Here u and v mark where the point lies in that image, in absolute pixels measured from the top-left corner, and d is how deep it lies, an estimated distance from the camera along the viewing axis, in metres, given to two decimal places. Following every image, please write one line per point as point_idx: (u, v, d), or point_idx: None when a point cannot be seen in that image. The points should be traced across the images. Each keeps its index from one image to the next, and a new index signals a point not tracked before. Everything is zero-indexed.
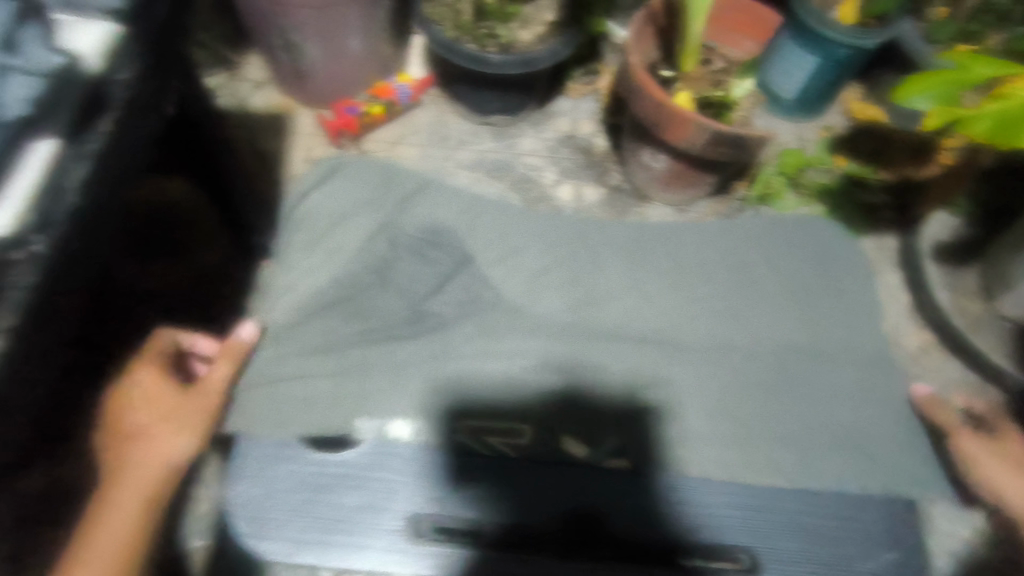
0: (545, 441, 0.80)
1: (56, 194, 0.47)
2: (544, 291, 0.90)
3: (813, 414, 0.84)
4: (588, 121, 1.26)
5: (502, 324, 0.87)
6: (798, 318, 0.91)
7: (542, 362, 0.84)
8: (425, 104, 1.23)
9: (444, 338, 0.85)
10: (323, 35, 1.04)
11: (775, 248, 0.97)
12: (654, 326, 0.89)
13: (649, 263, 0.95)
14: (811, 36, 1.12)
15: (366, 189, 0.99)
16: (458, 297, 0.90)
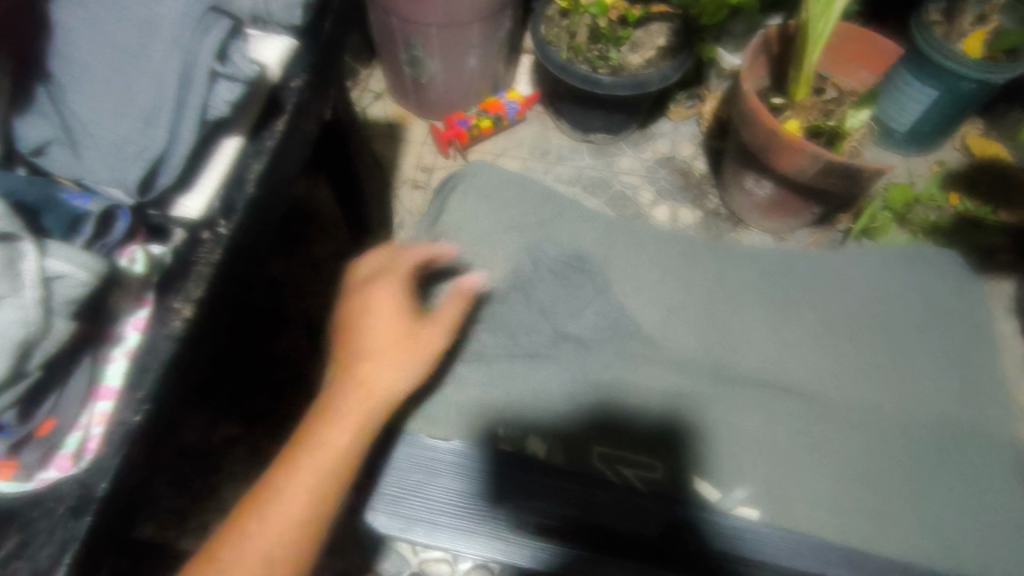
0: (679, 480, 0.81)
1: (238, 184, 0.57)
2: (681, 327, 0.92)
3: (957, 492, 0.82)
4: (687, 143, 1.28)
5: (640, 356, 0.89)
6: (945, 387, 0.89)
7: (678, 399, 0.86)
8: (530, 120, 1.30)
9: (585, 363, 0.87)
10: (447, 52, 1.12)
11: (917, 309, 0.95)
12: (778, 377, 0.89)
13: (784, 311, 0.95)
14: (933, 68, 1.09)
15: (517, 206, 1.03)
16: (596, 322, 0.91)
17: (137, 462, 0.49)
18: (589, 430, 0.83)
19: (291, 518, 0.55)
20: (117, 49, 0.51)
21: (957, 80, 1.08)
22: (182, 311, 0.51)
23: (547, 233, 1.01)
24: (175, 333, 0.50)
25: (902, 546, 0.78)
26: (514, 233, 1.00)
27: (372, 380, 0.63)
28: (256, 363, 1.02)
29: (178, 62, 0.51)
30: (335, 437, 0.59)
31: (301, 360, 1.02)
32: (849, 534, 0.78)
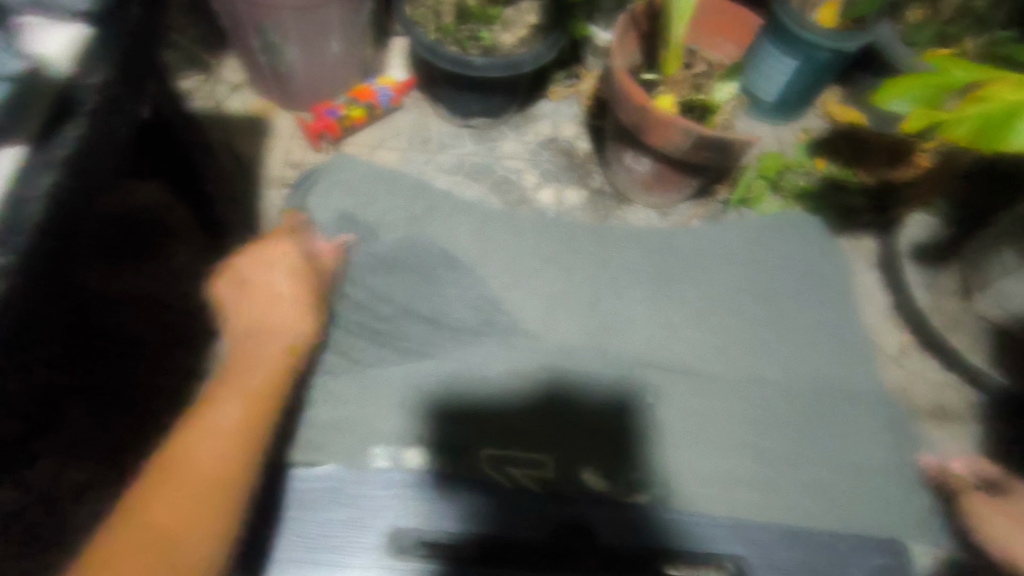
0: (565, 474, 0.78)
1: (20, 204, 0.47)
2: (564, 315, 0.91)
3: (832, 451, 0.85)
4: (569, 123, 1.26)
5: (522, 346, 0.87)
6: (818, 352, 0.93)
7: (562, 382, 0.84)
8: (406, 107, 1.24)
9: (464, 355, 0.85)
10: (303, 37, 1.03)
11: (785, 282, 0.98)
12: (670, 354, 0.90)
13: (673, 288, 0.95)
14: (791, 39, 1.13)
15: (387, 207, 0.98)
16: (472, 316, 0.90)
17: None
18: (511, 418, 0.81)
19: (212, 452, 0.54)
20: None
21: (815, 49, 1.12)
22: None
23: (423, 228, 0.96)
24: None
25: (775, 511, 0.80)
26: (371, 241, 0.95)
27: (268, 342, 0.65)
28: (104, 392, 0.92)
29: None
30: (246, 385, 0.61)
31: (160, 386, 0.93)
32: (727, 505, 0.80)
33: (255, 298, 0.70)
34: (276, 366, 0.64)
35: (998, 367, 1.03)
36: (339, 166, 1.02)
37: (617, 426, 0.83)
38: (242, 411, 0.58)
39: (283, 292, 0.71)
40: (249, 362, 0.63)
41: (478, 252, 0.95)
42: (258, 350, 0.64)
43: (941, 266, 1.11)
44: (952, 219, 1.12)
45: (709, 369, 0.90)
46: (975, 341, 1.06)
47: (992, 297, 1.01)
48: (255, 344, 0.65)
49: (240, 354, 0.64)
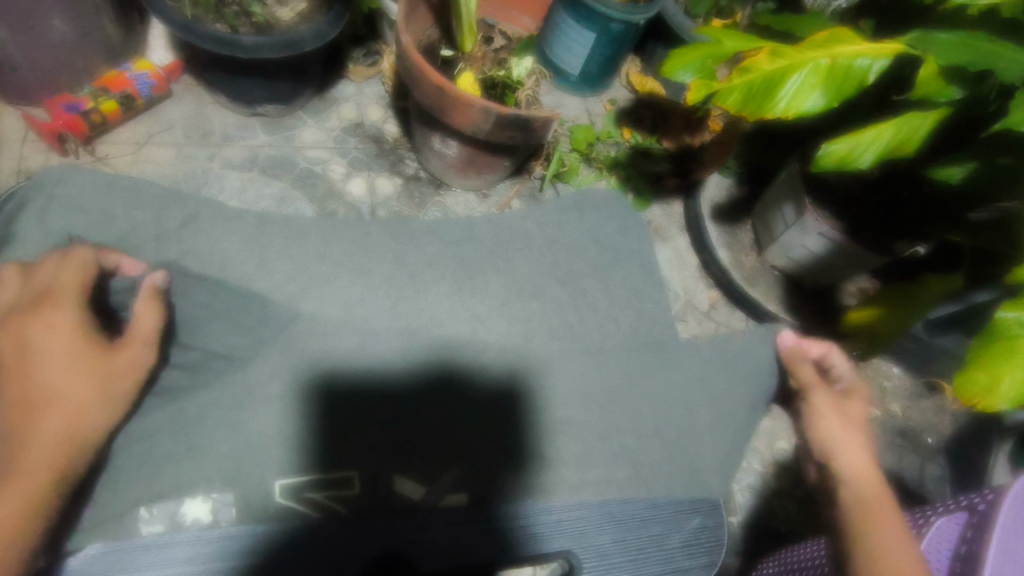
0: (377, 487, 0.67)
1: None
2: (363, 322, 0.72)
3: (669, 438, 0.75)
4: (375, 106, 1.17)
5: (314, 357, 0.68)
6: (633, 318, 0.83)
7: (405, 352, 0.71)
8: (178, 95, 1.07)
9: (287, 349, 0.68)
10: (11, 15, 0.83)
11: (627, 262, 0.87)
12: (537, 320, 0.79)
13: (532, 262, 0.83)
14: (585, 11, 1.13)
15: (131, 222, 0.76)
16: (243, 334, 0.69)
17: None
18: (378, 418, 0.69)
19: None
20: None
21: (608, 21, 1.13)
22: None
23: (182, 244, 0.75)
24: None
25: (630, 489, 0.72)
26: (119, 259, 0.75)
27: (49, 427, 0.58)
28: None
29: None
30: (23, 479, 0.56)
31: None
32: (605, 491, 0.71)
33: (33, 383, 0.60)
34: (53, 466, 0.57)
35: (793, 312, 1.14)
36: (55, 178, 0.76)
37: (514, 417, 0.73)
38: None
39: (65, 375, 0.60)
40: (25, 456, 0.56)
41: (253, 265, 0.74)
42: (29, 455, 0.56)
43: (737, 224, 1.20)
44: (740, 178, 1.23)
45: (593, 350, 0.78)
46: (771, 289, 1.15)
47: (779, 248, 1.11)
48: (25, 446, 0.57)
49: (15, 432, 0.58)
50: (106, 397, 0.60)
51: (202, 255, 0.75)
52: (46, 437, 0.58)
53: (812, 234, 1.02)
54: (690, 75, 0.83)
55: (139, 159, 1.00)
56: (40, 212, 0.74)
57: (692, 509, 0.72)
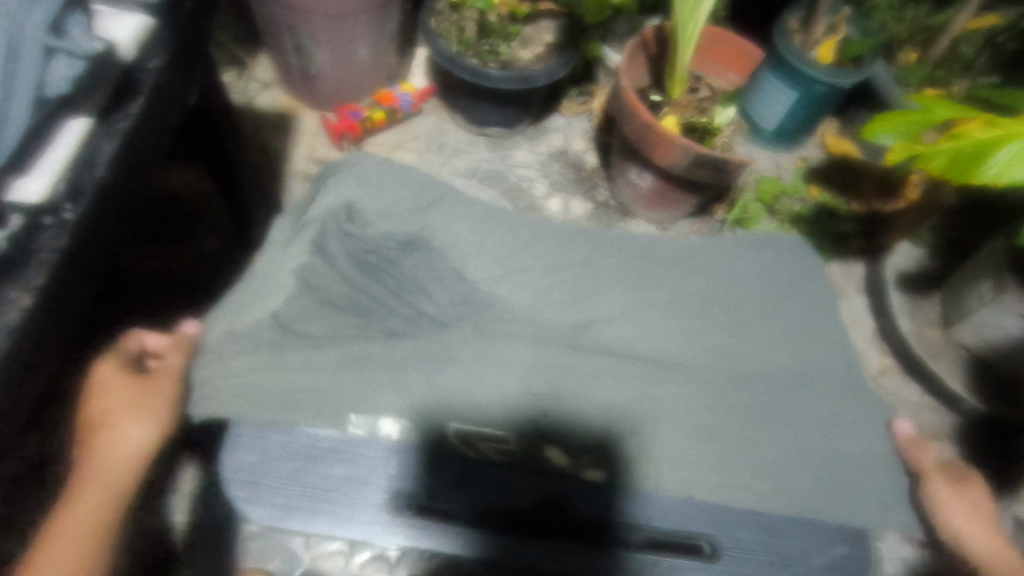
0: (534, 451, 0.73)
1: (88, 166, 0.54)
2: (545, 311, 0.83)
3: (803, 467, 0.76)
4: (579, 138, 1.33)
5: (500, 330, 0.80)
6: (772, 344, 0.84)
7: (550, 342, 0.79)
8: (426, 112, 1.30)
9: (445, 341, 0.78)
10: (334, 41, 1.10)
11: (782, 286, 0.89)
12: (681, 341, 0.82)
13: (685, 284, 0.87)
14: (790, 72, 1.20)
15: (394, 190, 0.88)
16: (452, 297, 0.82)
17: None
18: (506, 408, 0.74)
19: None
20: None
21: (812, 83, 1.19)
22: (20, 300, 0.48)
23: (426, 218, 0.86)
24: (12, 325, 0.47)
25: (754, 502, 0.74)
26: (372, 223, 0.84)
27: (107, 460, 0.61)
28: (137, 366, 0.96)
29: (5, 33, 0.47)
30: (103, 479, 0.60)
31: None
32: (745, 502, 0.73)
33: (124, 435, 0.63)
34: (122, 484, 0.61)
35: (977, 395, 1.08)
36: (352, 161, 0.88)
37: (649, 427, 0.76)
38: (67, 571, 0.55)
39: (111, 401, 0.64)
40: (89, 475, 0.60)
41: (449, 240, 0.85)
42: (95, 471, 0.60)
43: (924, 296, 1.16)
44: (937, 250, 1.19)
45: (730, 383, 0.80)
46: (955, 369, 1.10)
47: (970, 327, 1.06)
48: (92, 463, 0.61)
49: (111, 464, 0.61)
50: (145, 410, 0.64)
51: (441, 235, 0.86)
52: (109, 460, 0.61)
53: (1011, 316, 0.97)
54: (893, 138, 0.88)
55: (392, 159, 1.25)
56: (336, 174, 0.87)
57: (838, 537, 0.74)
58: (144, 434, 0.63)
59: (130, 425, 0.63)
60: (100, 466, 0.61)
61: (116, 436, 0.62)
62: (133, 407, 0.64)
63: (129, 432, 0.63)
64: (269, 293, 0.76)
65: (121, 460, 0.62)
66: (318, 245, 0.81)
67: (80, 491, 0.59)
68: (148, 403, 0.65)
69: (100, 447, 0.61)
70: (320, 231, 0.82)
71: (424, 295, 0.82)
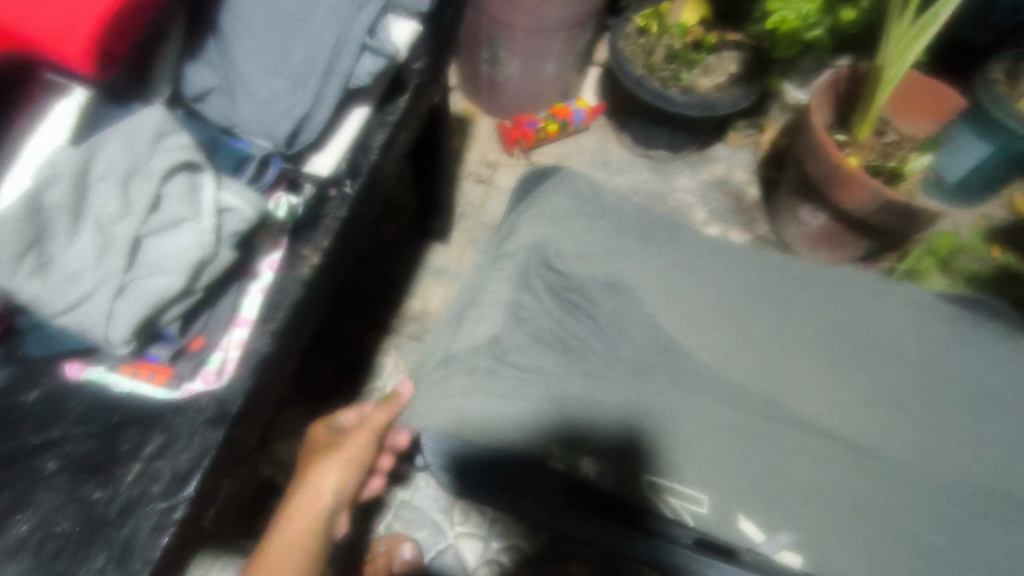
0: (622, 479, 0.68)
1: (364, 149, 0.62)
2: (699, 333, 0.76)
3: (923, 543, 0.68)
4: (743, 170, 1.32)
5: (614, 340, 0.76)
6: (923, 406, 0.75)
7: (660, 363, 0.75)
8: (593, 129, 1.35)
9: (578, 351, 0.75)
10: (527, 56, 1.17)
11: (919, 342, 0.79)
12: (766, 370, 0.76)
13: (795, 317, 0.79)
14: (993, 125, 1.12)
15: (589, 231, 0.81)
16: (615, 304, 0.77)
17: (244, 418, 0.50)
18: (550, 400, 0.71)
19: None
20: (284, 14, 0.56)
21: (1016, 138, 1.11)
22: (309, 259, 0.55)
23: (616, 265, 0.79)
24: (303, 277, 0.54)
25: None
26: (587, 258, 0.79)
27: (306, 494, 0.63)
28: (337, 338, 1.06)
29: (335, 35, 0.56)
30: (307, 510, 0.63)
31: (378, 332, 1.08)
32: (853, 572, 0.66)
33: (321, 478, 0.64)
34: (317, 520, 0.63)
35: None
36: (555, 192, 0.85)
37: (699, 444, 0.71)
38: None
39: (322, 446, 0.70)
40: (296, 507, 0.63)
41: (633, 270, 0.79)
42: (301, 503, 0.63)
43: None
44: None
45: (807, 423, 0.73)
46: None
47: None
48: (299, 497, 0.63)
49: (313, 499, 0.63)
50: (348, 460, 0.66)
51: (637, 283, 0.78)
52: (309, 498, 0.63)
53: None
54: None
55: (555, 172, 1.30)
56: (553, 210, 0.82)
57: None
58: (337, 480, 0.65)
59: (328, 470, 0.65)
60: (308, 500, 0.63)
61: (317, 479, 0.64)
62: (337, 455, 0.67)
63: (327, 478, 0.65)
64: (477, 319, 0.75)
65: (320, 504, 0.63)
66: (533, 276, 0.79)
67: (280, 532, 0.61)
68: (344, 452, 0.67)
69: (303, 492, 0.64)
70: (535, 265, 0.79)
71: (622, 327, 0.76)
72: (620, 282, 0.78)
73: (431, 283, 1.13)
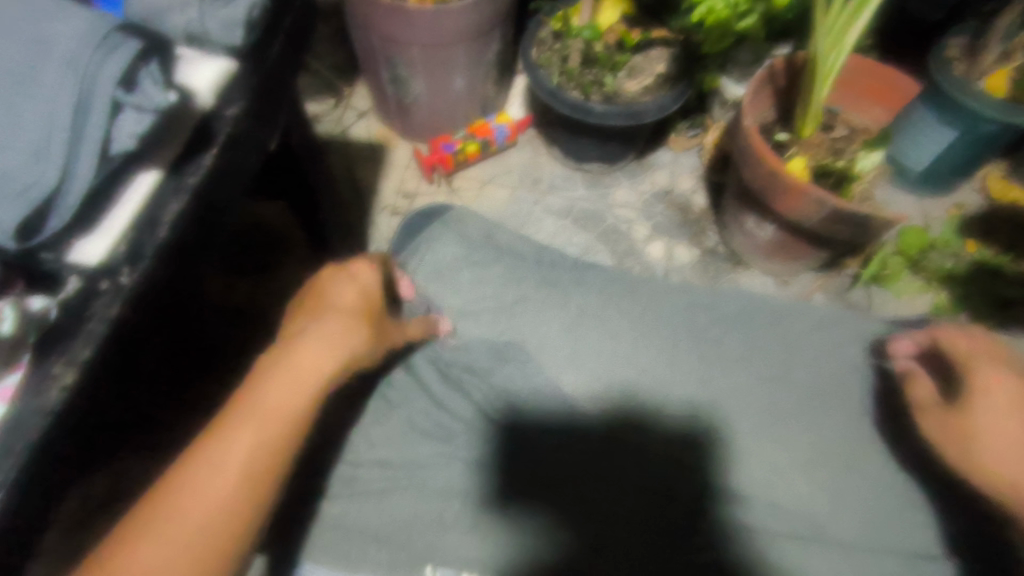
0: None
1: (150, 226, 0.50)
2: (605, 393, 0.67)
3: None
4: (687, 176, 1.20)
5: (503, 414, 0.64)
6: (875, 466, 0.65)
7: (563, 438, 0.64)
8: (521, 145, 1.23)
9: (467, 434, 0.63)
10: (431, 73, 1.05)
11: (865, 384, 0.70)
12: (688, 435, 0.65)
13: (725, 367, 0.69)
14: (953, 107, 1.00)
15: (481, 287, 0.75)
16: (510, 376, 0.67)
17: None
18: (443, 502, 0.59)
19: None
20: (8, 72, 0.44)
21: (979, 120, 0.99)
22: (60, 379, 0.43)
23: (512, 321, 0.72)
24: (51, 407, 0.42)
25: None
26: (475, 318, 0.72)
27: (277, 381, 0.48)
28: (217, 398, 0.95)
29: (74, 88, 0.44)
30: (284, 386, 0.47)
31: None
32: None
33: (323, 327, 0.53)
34: (280, 432, 0.46)
35: None
36: (439, 234, 0.80)
37: (672, 488, 0.62)
38: (188, 537, 0.41)
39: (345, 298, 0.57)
40: (268, 382, 0.48)
41: (527, 324, 0.71)
42: (281, 375, 0.48)
43: None
44: None
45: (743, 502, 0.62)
46: None
47: None
48: (275, 369, 0.48)
49: (290, 375, 0.48)
50: (370, 330, 0.56)
51: (525, 336, 0.70)
52: (298, 370, 0.49)
53: None
54: None
55: (480, 196, 1.18)
56: (439, 258, 0.77)
57: None
58: (369, 346, 0.56)
59: (358, 330, 0.54)
60: (292, 356, 0.50)
61: (310, 341, 0.51)
62: (348, 314, 0.55)
63: (355, 337, 0.54)
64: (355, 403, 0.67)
65: (307, 375, 0.49)
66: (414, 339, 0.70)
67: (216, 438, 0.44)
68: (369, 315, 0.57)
69: (281, 355, 0.50)
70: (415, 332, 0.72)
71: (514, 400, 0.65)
72: (514, 342, 0.70)
73: None
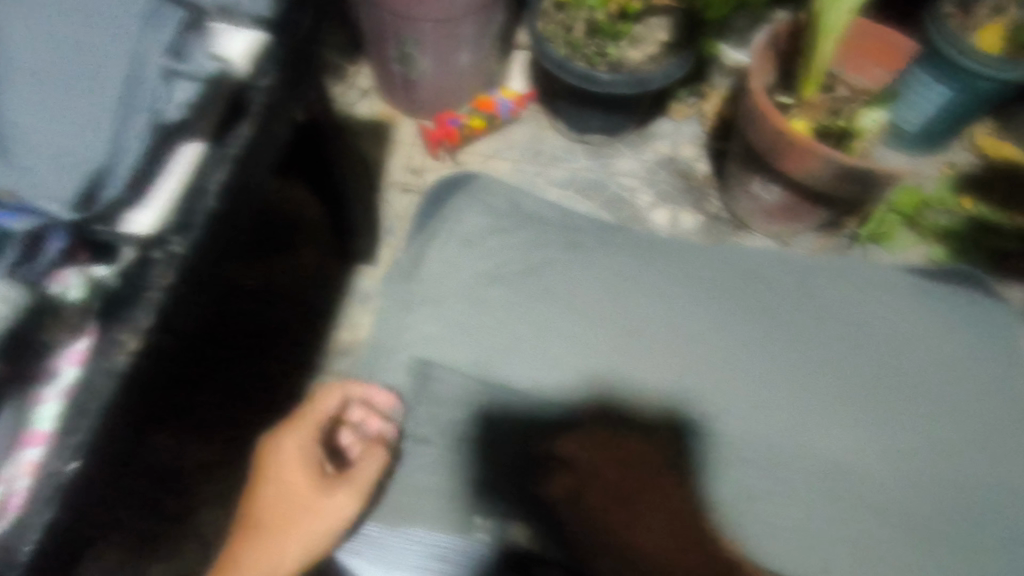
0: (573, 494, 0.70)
1: (199, 194, 0.51)
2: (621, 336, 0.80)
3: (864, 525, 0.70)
4: (689, 144, 1.22)
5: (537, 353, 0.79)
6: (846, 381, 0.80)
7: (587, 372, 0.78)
8: (524, 118, 1.24)
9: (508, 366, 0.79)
10: (436, 48, 1.06)
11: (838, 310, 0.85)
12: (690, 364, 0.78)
13: (715, 308, 0.84)
14: (950, 65, 1.03)
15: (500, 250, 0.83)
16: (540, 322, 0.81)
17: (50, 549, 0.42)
18: (478, 419, 0.75)
19: None
20: (60, 47, 0.46)
21: (975, 77, 1.02)
22: (129, 342, 0.45)
23: (540, 281, 0.83)
24: (120, 368, 0.44)
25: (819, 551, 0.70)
26: (504, 278, 0.84)
27: (262, 543, 0.56)
28: (240, 374, 0.98)
29: (125, 61, 0.46)
30: (264, 558, 0.56)
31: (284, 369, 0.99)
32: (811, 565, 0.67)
33: (279, 490, 0.58)
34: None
35: None
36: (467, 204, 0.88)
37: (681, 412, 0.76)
38: None
39: (291, 451, 0.60)
40: (261, 537, 0.56)
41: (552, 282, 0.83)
42: (267, 529, 0.56)
43: None
44: None
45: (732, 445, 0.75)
46: None
47: None
48: (264, 522, 0.57)
49: (262, 530, 0.57)
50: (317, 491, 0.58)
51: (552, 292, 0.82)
52: (272, 540, 0.56)
53: None
54: None
55: (487, 170, 1.19)
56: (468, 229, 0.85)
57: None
58: (313, 515, 0.57)
59: (302, 482, 0.58)
60: (268, 518, 0.57)
61: (275, 493, 0.58)
62: (296, 466, 0.59)
63: (303, 510, 0.57)
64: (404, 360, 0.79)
65: (280, 537, 0.56)
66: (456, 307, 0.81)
67: None
68: (302, 468, 0.59)
69: (258, 513, 0.57)
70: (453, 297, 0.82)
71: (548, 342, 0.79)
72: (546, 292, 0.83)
73: (358, 310, 1.04)
